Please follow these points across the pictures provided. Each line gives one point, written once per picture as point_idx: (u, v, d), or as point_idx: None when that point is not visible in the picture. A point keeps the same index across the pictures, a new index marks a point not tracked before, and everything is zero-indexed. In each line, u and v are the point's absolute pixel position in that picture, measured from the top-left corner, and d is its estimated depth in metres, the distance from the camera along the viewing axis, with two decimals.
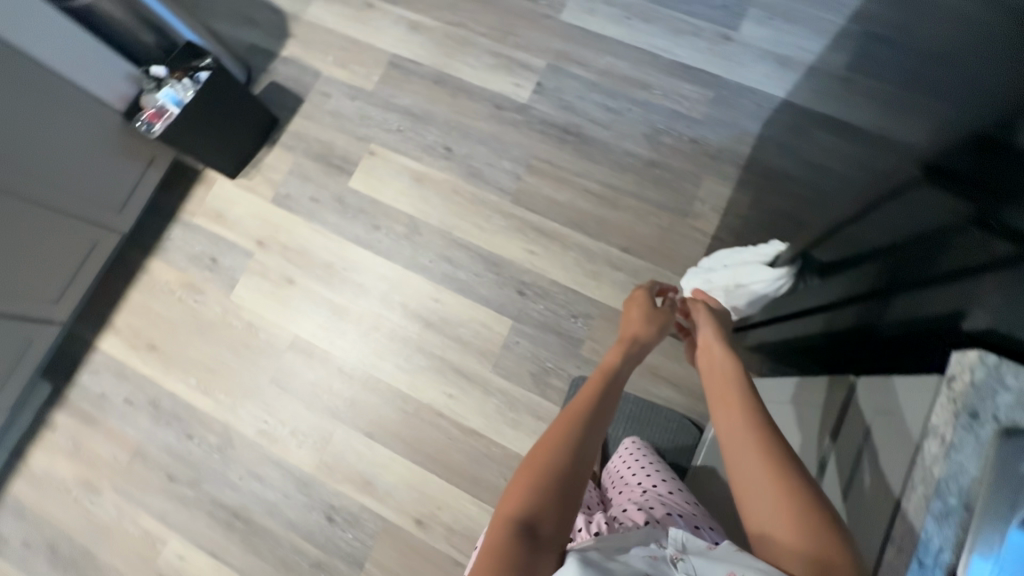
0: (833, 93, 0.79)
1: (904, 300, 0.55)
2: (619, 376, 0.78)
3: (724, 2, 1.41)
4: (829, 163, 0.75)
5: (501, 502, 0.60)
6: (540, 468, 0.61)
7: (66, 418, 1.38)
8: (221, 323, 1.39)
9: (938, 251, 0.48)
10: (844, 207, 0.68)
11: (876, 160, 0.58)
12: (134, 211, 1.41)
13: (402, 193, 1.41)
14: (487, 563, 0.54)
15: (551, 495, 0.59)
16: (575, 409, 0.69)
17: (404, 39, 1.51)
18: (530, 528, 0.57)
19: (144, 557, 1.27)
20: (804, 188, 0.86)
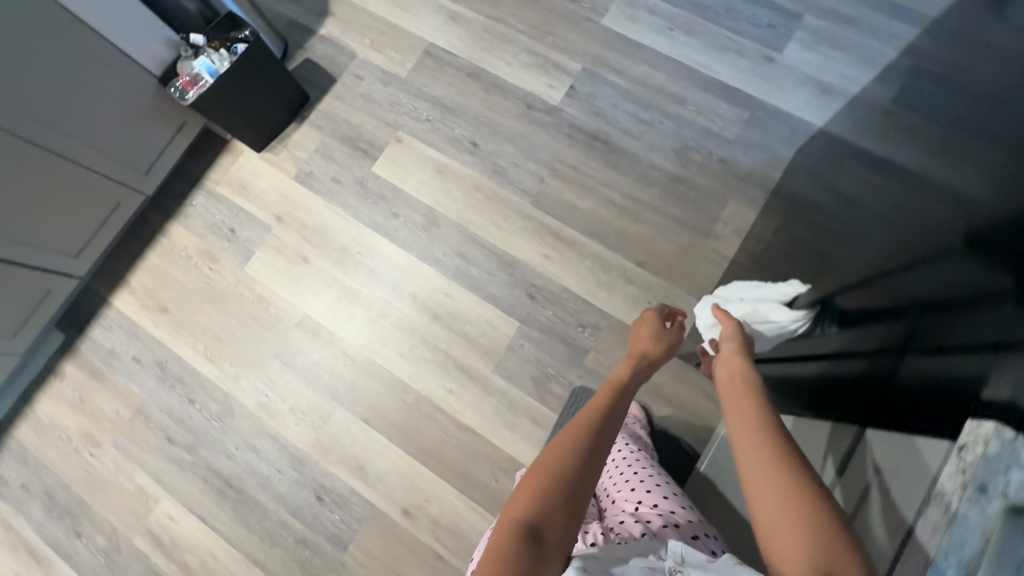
0: (877, 127, 0.77)
1: (927, 355, 0.54)
2: (630, 390, 0.77)
3: (771, 21, 1.38)
4: (860, 200, 0.73)
5: (507, 507, 0.60)
6: (546, 472, 0.61)
7: (75, 369, 1.41)
8: (233, 293, 1.40)
9: (972, 313, 0.47)
10: (873, 246, 0.66)
11: (917, 202, 0.57)
12: (160, 174, 1.43)
13: (424, 183, 1.41)
14: (491, 565, 0.54)
15: (556, 498, 0.59)
16: (587, 417, 0.69)
17: (442, 29, 1.51)
18: (536, 532, 0.56)
19: (136, 514, 1.30)
20: (829, 222, 0.83)
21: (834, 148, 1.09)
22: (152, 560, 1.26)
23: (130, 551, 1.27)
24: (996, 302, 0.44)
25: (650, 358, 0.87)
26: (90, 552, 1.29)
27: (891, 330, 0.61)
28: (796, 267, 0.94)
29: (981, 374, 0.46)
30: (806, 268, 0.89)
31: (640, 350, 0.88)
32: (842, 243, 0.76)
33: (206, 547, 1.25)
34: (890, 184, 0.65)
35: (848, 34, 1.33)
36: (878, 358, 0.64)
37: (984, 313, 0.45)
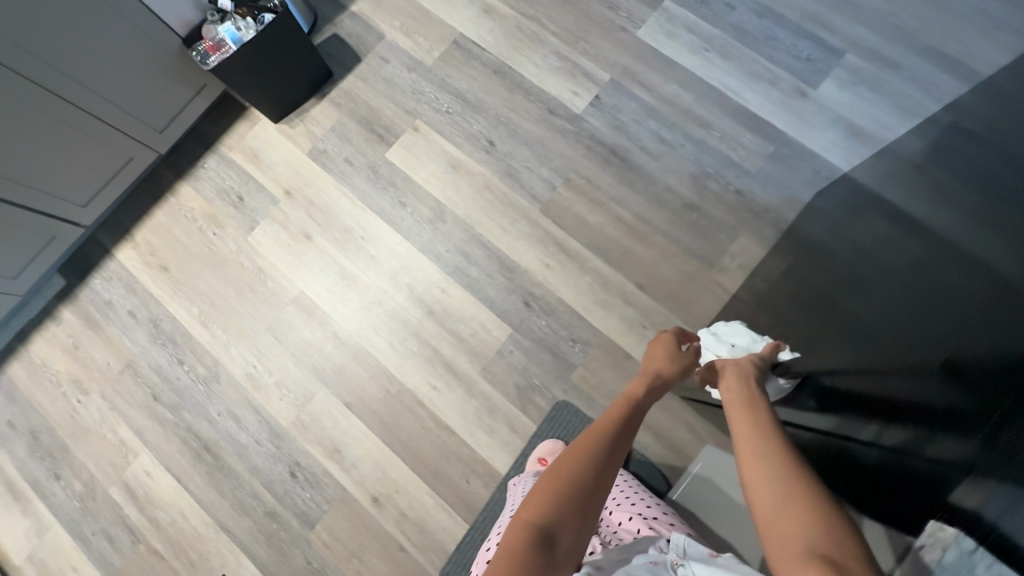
0: (917, 188, 0.76)
1: (912, 437, 0.55)
2: (643, 404, 0.76)
3: (811, 54, 1.34)
4: (876, 259, 0.73)
5: (518, 510, 0.62)
6: (558, 478, 0.62)
7: (72, 316, 1.44)
8: (234, 261, 1.41)
9: (965, 414, 0.47)
10: (882, 301, 0.66)
11: (949, 272, 0.56)
12: (175, 133, 1.43)
13: (435, 176, 1.40)
14: (504, 565, 0.57)
15: (567, 502, 0.60)
16: (599, 428, 0.69)
17: (474, 21, 1.49)
18: (548, 537, 0.58)
19: (114, 465, 1.32)
20: (839, 271, 0.83)
21: (855, 198, 1.06)
22: (124, 512, 1.29)
23: (105, 500, 1.31)
24: (997, 414, 0.44)
25: (665, 378, 0.82)
26: (67, 496, 1.32)
27: (880, 398, 0.61)
28: (798, 310, 0.94)
29: (957, 475, 0.48)
30: (807, 310, 0.89)
31: (654, 369, 0.83)
32: (846, 296, 0.76)
33: (178, 507, 1.28)
34: (917, 253, 0.64)
35: (889, 79, 1.29)
36: (863, 421, 0.65)
37: (977, 419, 0.46)
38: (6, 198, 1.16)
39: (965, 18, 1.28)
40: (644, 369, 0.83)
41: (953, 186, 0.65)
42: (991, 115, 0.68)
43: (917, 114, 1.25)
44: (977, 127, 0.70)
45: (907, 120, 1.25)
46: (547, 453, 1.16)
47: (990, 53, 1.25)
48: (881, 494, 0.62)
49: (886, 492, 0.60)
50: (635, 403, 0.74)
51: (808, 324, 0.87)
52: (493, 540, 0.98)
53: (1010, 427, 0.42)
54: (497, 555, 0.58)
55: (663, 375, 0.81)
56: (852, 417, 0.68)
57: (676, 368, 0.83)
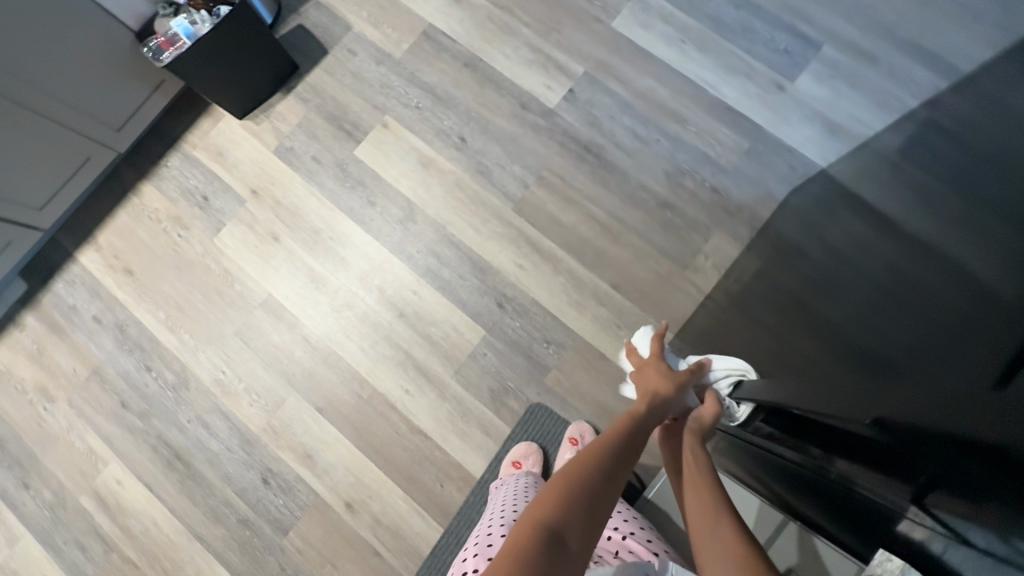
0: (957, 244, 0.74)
1: (839, 462, 0.52)
2: (642, 424, 0.73)
3: (788, 47, 1.31)
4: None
5: (525, 511, 0.58)
6: (567, 481, 0.61)
7: (36, 321, 1.40)
8: (200, 264, 1.38)
9: (897, 461, 0.44)
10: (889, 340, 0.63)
11: (979, 338, 0.54)
12: (134, 131, 1.38)
13: (405, 175, 1.37)
14: (510, 561, 0.52)
15: (577, 504, 0.58)
16: (598, 446, 0.67)
17: (444, 11, 1.44)
18: (557, 537, 0.55)
19: (84, 473, 1.31)
20: (840, 288, 0.80)
21: (831, 201, 1.04)
22: (96, 521, 1.28)
23: (75, 508, 1.29)
24: (930, 471, 0.41)
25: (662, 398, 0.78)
26: (37, 504, 1.30)
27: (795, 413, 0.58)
28: (768, 310, 0.93)
29: (904, 515, 0.46)
30: (778, 311, 0.89)
31: (651, 390, 0.79)
32: (853, 319, 0.72)
33: (150, 515, 1.27)
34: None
35: (867, 73, 1.26)
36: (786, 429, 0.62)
37: (910, 468, 0.43)
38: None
39: (945, 10, 1.25)
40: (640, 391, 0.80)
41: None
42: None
43: (895, 109, 1.22)
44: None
45: (884, 115, 1.23)
46: (523, 455, 1.18)
47: (970, 46, 1.23)
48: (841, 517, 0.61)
49: (850, 517, 0.59)
50: (636, 423, 0.72)
51: (780, 328, 0.86)
52: (470, 551, 0.90)
53: (948, 491, 0.39)
54: (503, 553, 0.53)
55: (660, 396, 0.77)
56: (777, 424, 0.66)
57: (676, 393, 0.79)
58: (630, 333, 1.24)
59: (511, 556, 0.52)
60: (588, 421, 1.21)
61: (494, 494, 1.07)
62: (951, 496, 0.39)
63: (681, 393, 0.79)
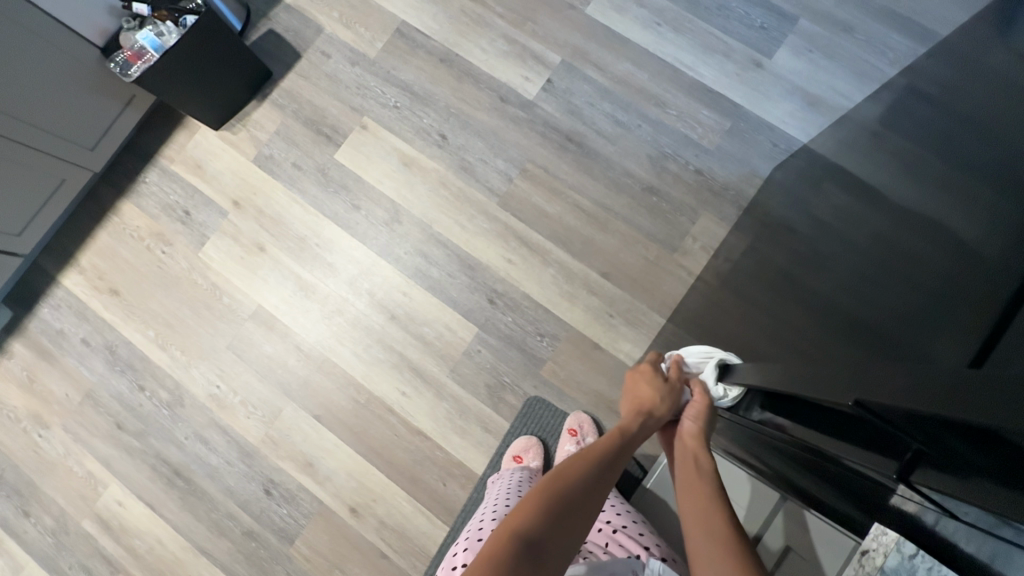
0: (911, 171, 0.72)
1: (827, 440, 0.52)
2: (629, 439, 0.78)
3: (764, 22, 1.30)
4: (882, 253, 0.66)
5: (505, 521, 0.64)
6: (546, 494, 0.66)
7: (23, 348, 1.39)
8: (186, 279, 1.36)
9: (884, 441, 0.44)
10: (871, 305, 0.62)
11: (949, 295, 0.53)
12: (108, 149, 1.36)
13: (388, 175, 1.36)
14: (486, 563, 0.58)
15: (554, 516, 0.64)
16: (580, 464, 0.72)
17: (416, 7, 1.42)
18: (532, 547, 0.60)
19: (84, 497, 1.30)
20: (819, 257, 0.80)
21: (814, 173, 1.04)
22: (99, 543, 1.28)
23: (78, 533, 1.29)
24: (915, 449, 0.40)
25: (655, 418, 0.82)
26: (39, 532, 1.30)
27: (785, 394, 0.57)
28: (758, 287, 0.95)
29: (894, 491, 0.46)
30: (769, 288, 0.91)
31: (644, 407, 0.83)
32: (836, 288, 0.71)
33: (154, 534, 1.27)
34: (939, 264, 0.57)
35: (844, 43, 1.25)
36: (779, 411, 0.62)
37: (895, 446, 0.43)
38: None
39: None
40: (632, 405, 0.85)
41: (999, 196, 0.56)
42: (1002, 107, 0.62)
43: (873, 79, 1.23)
44: (988, 120, 0.63)
45: (864, 87, 1.23)
46: (523, 450, 1.19)
47: (942, 10, 1.23)
48: (831, 493, 0.62)
49: (840, 493, 0.60)
50: (622, 440, 0.77)
51: (772, 305, 0.87)
52: (461, 544, 0.90)
53: (936, 469, 0.39)
54: (481, 558, 0.59)
55: (654, 415, 0.82)
56: (770, 406, 0.65)
57: (668, 409, 0.83)
58: (622, 321, 1.24)
59: (488, 558, 0.58)
60: (586, 411, 1.22)
61: (490, 488, 1.07)
62: (937, 472, 0.39)
63: (671, 407, 0.83)
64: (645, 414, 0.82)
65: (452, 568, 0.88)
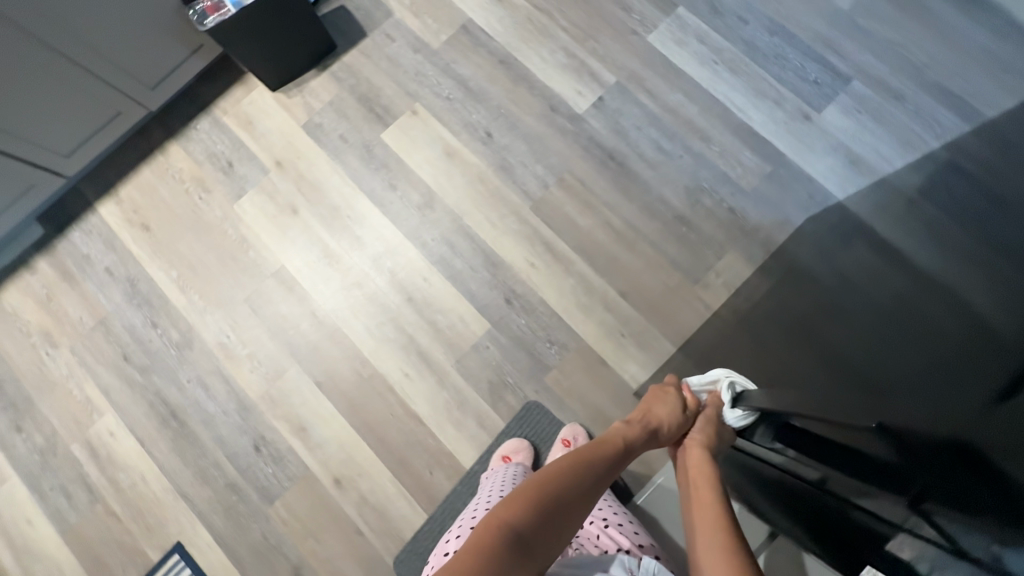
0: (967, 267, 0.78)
1: (839, 476, 0.54)
2: (629, 449, 0.77)
3: (819, 78, 1.32)
4: (903, 320, 0.73)
5: (495, 510, 0.64)
6: (540, 490, 0.66)
7: (48, 266, 1.42)
8: (218, 228, 1.39)
9: (889, 476, 0.47)
10: (878, 354, 0.68)
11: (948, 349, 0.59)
12: (167, 91, 1.40)
13: (429, 162, 1.39)
14: (476, 554, 0.58)
15: (547, 512, 0.64)
16: (576, 465, 0.72)
17: (485, 7, 1.46)
18: (521, 542, 0.61)
19: (78, 421, 1.32)
20: (841, 313, 0.86)
21: None
22: (85, 469, 1.29)
23: (66, 456, 1.30)
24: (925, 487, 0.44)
25: (660, 433, 0.81)
26: (28, 447, 1.31)
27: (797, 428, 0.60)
28: (773, 328, 0.96)
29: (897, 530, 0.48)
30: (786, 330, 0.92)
31: (652, 420, 0.82)
32: (850, 340, 0.77)
33: (139, 470, 1.28)
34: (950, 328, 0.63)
35: (893, 110, 1.27)
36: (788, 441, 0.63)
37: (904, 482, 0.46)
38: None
39: (977, 59, 1.27)
40: (641, 414, 0.84)
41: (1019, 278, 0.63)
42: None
43: (918, 149, 1.23)
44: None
45: (907, 155, 1.24)
46: (514, 451, 1.19)
47: (994, 94, 1.24)
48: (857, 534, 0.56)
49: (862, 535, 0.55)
50: (623, 450, 0.77)
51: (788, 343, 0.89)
52: (453, 533, 0.91)
53: (943, 502, 0.42)
54: (469, 547, 0.59)
55: (662, 431, 0.81)
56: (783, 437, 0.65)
57: (674, 427, 0.82)
58: (633, 342, 1.25)
59: (477, 549, 0.58)
60: (582, 424, 1.22)
61: (483, 483, 1.08)
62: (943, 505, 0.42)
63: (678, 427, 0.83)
64: (652, 427, 0.81)
65: (443, 554, 0.88)
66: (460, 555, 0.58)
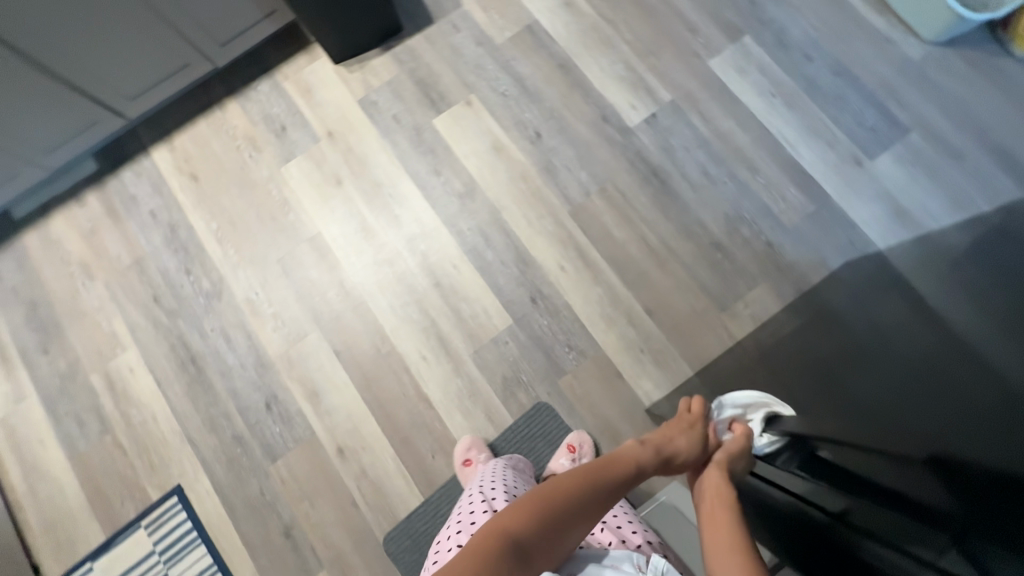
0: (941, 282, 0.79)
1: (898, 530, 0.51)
2: (639, 470, 0.78)
3: (876, 125, 1.32)
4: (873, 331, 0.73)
5: (498, 518, 0.65)
6: (544, 501, 0.68)
7: (96, 201, 1.46)
8: (262, 187, 1.43)
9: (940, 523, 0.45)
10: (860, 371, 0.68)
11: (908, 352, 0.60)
12: (235, 50, 1.43)
13: (475, 153, 1.41)
14: (476, 558, 0.59)
15: (551, 524, 0.66)
16: (583, 481, 0.73)
17: (552, 11, 1.48)
18: (522, 549, 0.62)
19: (101, 353, 1.35)
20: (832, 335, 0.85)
21: (881, 280, 1.03)
22: (100, 400, 1.32)
23: (84, 385, 1.33)
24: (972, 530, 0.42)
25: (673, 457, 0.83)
26: (50, 371, 1.35)
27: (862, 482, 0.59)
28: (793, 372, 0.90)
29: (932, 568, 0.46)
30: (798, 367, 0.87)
31: (663, 444, 0.83)
32: (835, 359, 0.77)
33: (151, 409, 1.31)
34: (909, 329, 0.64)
35: (947, 168, 1.26)
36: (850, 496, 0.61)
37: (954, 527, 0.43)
38: (47, 66, 1.17)
39: None
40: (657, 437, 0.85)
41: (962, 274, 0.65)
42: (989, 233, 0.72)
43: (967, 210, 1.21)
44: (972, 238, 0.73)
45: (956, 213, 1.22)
46: (469, 450, 1.19)
47: None
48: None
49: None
50: (631, 470, 0.78)
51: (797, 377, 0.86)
52: (453, 530, 0.86)
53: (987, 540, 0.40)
54: (470, 550, 0.61)
55: (676, 457, 0.83)
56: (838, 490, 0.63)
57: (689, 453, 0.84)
58: (652, 360, 1.25)
59: (478, 554, 0.59)
60: (589, 432, 1.22)
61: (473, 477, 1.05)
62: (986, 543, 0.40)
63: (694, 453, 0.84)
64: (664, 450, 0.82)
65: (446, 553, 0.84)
66: (460, 557, 0.60)
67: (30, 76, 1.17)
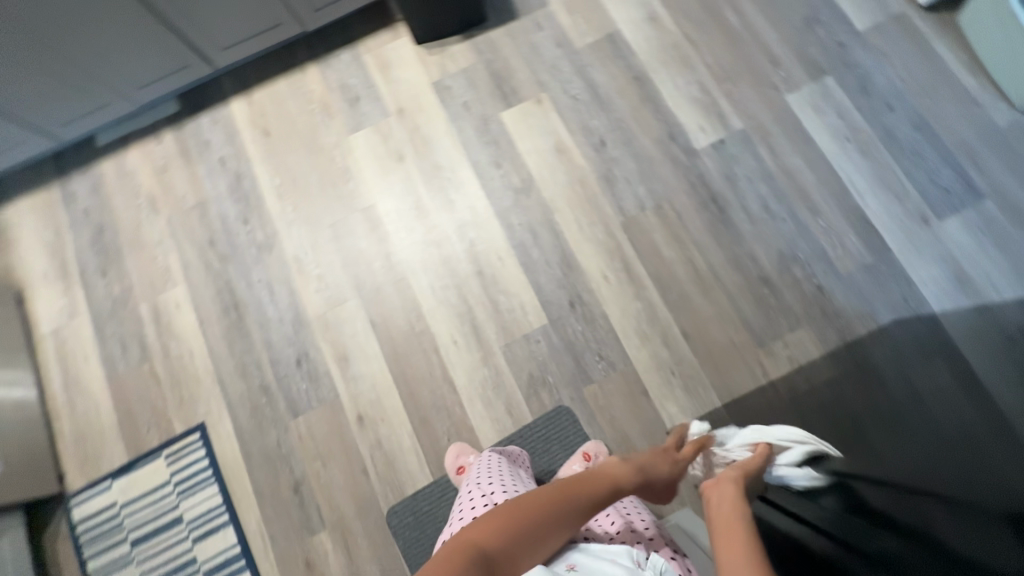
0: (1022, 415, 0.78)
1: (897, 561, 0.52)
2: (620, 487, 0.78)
3: (950, 186, 1.28)
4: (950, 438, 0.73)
5: (467, 530, 0.67)
6: (512, 511, 0.69)
7: (172, 140, 1.53)
8: (328, 152, 1.47)
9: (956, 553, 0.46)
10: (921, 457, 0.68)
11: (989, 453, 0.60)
12: (326, 17, 1.47)
13: (538, 151, 1.42)
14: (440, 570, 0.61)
15: (518, 533, 0.66)
16: (558, 493, 0.73)
17: (636, 23, 1.49)
18: (488, 561, 0.64)
19: (153, 284, 1.41)
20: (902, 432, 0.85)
21: None
22: (144, 328, 1.38)
23: (133, 311, 1.40)
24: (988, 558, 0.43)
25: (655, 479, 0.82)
26: (104, 293, 1.42)
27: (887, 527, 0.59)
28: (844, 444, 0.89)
29: None
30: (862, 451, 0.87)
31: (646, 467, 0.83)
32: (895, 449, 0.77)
33: (190, 346, 1.36)
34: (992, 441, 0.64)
35: (1019, 241, 1.22)
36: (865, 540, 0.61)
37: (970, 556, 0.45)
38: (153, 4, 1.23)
39: None
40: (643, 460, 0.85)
41: None
42: None
43: None
44: None
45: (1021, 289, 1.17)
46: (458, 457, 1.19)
47: None
48: None
49: None
50: (613, 486, 0.77)
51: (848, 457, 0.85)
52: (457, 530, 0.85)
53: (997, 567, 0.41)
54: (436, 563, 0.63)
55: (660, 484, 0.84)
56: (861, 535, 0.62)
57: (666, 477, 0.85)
58: (680, 384, 1.23)
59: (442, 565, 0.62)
60: (606, 444, 1.21)
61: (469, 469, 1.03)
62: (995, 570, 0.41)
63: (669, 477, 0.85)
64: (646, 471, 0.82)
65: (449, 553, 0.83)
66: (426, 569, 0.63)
67: (136, 12, 1.24)
